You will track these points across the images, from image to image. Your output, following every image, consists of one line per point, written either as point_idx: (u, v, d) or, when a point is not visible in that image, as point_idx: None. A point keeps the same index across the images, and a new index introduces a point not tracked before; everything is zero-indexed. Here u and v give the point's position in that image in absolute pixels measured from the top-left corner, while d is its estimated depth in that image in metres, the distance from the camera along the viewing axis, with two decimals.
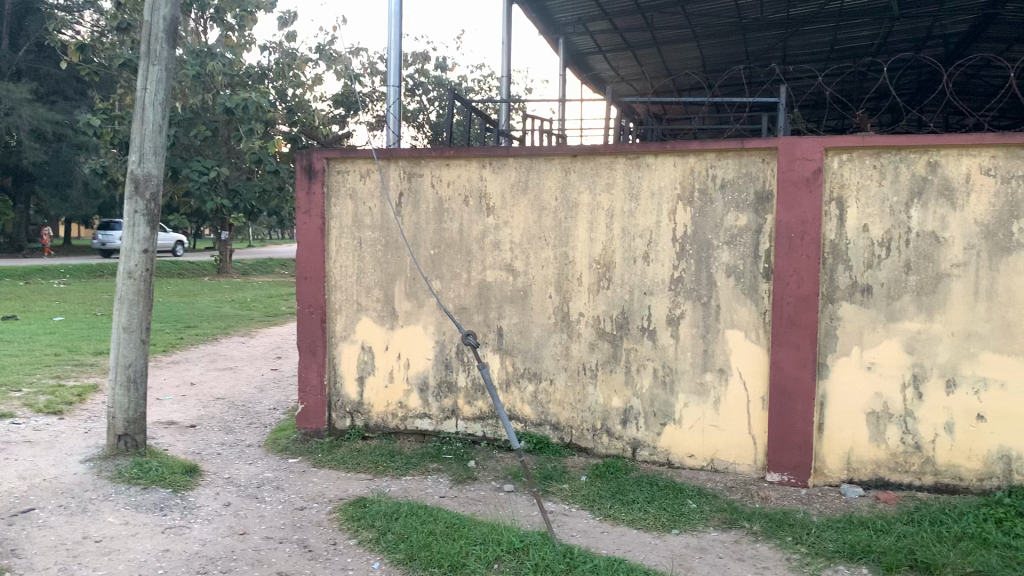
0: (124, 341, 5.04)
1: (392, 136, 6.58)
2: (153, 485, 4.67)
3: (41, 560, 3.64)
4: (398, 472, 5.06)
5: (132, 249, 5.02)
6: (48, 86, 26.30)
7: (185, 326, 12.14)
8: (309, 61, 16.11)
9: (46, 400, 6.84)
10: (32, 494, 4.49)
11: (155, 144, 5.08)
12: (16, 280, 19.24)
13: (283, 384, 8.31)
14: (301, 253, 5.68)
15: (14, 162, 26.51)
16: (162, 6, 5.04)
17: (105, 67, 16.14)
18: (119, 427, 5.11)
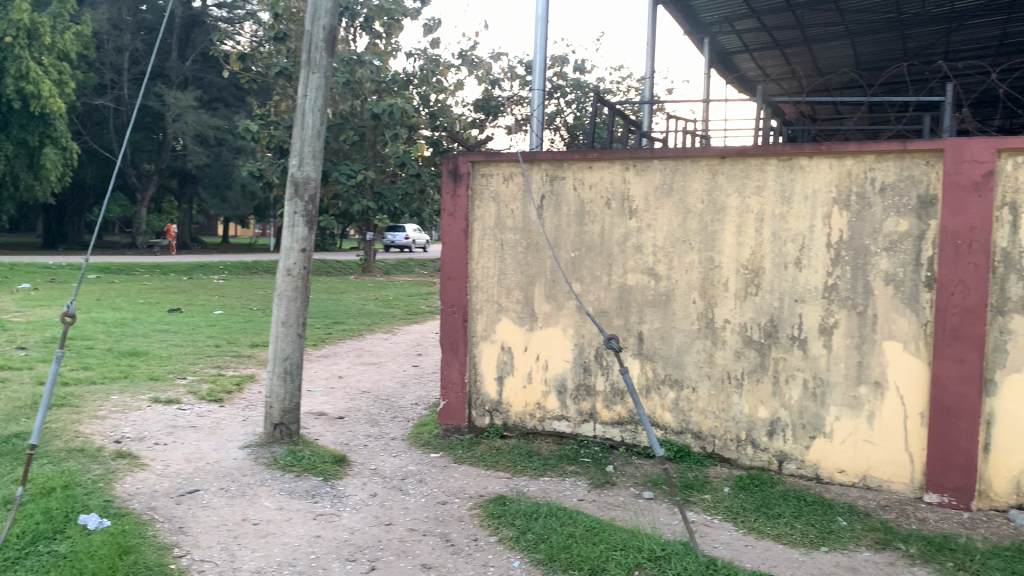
0: (282, 336, 5.31)
1: (536, 138, 6.62)
2: (306, 473, 4.90)
3: (205, 539, 3.88)
4: (535, 472, 5.10)
5: (291, 248, 5.28)
6: (211, 94, 28.14)
7: (333, 322, 12.67)
8: (452, 66, 16.54)
9: (209, 388, 7.31)
10: (197, 475, 4.80)
11: (314, 148, 5.32)
12: (180, 275, 20.65)
13: (424, 380, 8.50)
14: (446, 254, 5.83)
15: (181, 165, 28.50)
16: (323, 16, 5.30)
17: (262, 75, 17.11)
18: (275, 416, 5.38)
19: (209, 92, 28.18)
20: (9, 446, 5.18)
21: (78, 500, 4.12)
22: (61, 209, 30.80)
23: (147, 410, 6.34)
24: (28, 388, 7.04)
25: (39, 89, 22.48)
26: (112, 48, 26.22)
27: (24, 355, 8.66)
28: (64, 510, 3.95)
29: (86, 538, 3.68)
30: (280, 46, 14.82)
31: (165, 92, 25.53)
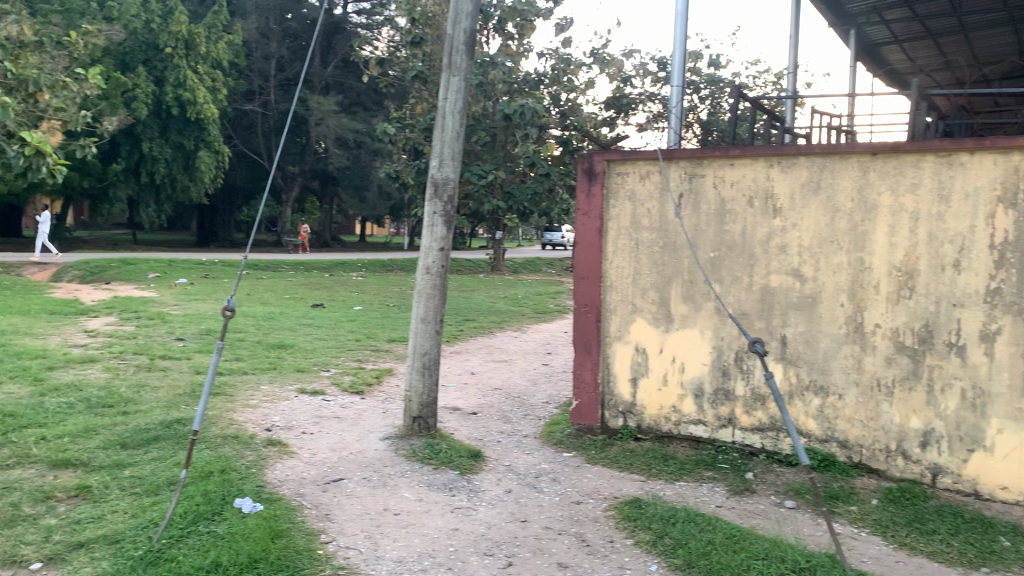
0: (421, 332, 5.44)
1: (674, 136, 6.52)
2: (443, 466, 5.00)
3: (349, 526, 4.02)
4: (671, 476, 5.02)
5: (430, 247, 5.40)
6: (351, 98, 29.20)
7: (465, 319, 12.91)
8: (584, 65, 16.56)
9: (350, 380, 7.60)
10: (341, 465, 4.98)
11: (453, 149, 5.42)
12: (321, 272, 21.56)
13: (555, 379, 8.55)
14: (581, 253, 5.82)
15: (322, 167, 29.74)
16: (464, 19, 5.40)
17: (398, 78, 17.61)
18: (414, 409, 5.51)
19: (349, 97, 29.26)
20: (172, 431, 5.55)
21: (234, 484, 4.36)
22: (213, 209, 32.69)
23: (294, 400, 6.64)
24: (186, 377, 7.51)
25: (195, 96, 23.95)
26: (260, 56, 27.58)
27: (183, 346, 9.24)
28: (222, 493, 4.19)
29: (242, 520, 3.89)
30: (416, 50, 15.22)
31: (309, 97, 26.71)
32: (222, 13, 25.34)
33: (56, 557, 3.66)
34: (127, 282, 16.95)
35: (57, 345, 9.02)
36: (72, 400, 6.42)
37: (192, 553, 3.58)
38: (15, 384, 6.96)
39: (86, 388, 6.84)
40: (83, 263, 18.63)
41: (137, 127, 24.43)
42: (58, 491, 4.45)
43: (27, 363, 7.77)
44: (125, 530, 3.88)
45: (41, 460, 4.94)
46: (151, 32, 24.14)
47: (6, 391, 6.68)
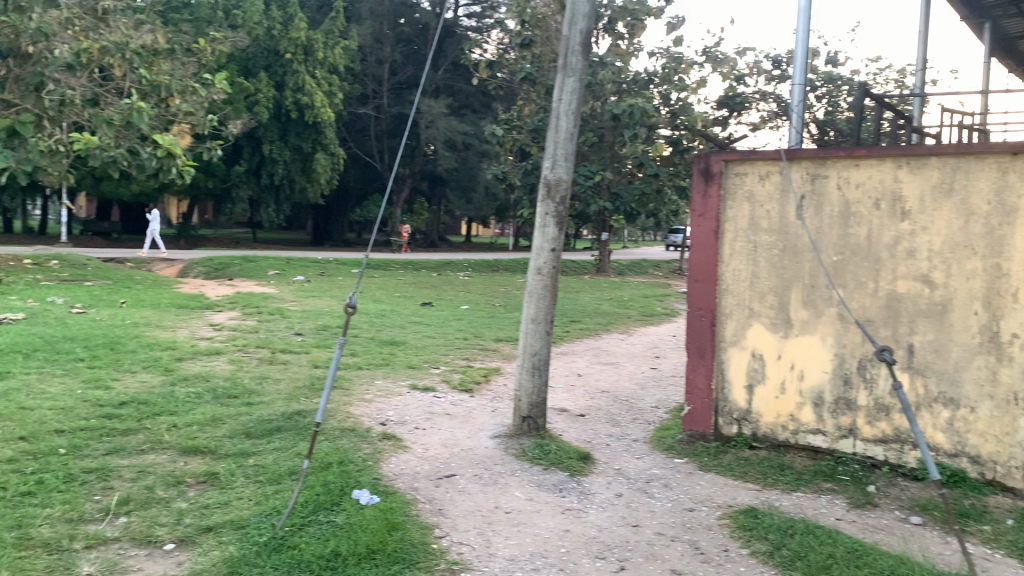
0: (531, 332, 5.46)
1: (795, 135, 6.34)
2: (553, 467, 5.00)
3: (462, 522, 4.08)
4: (787, 486, 4.88)
5: (542, 248, 5.42)
6: (460, 100, 29.64)
7: (570, 320, 12.92)
8: (695, 64, 16.35)
9: (459, 378, 7.71)
10: (453, 461, 5.06)
11: (567, 150, 5.42)
12: (428, 271, 21.96)
13: (664, 383, 8.42)
14: (696, 256, 5.73)
15: (432, 168, 30.28)
16: (580, 19, 5.40)
17: (507, 81, 17.81)
18: (524, 409, 5.53)
19: (458, 99, 29.71)
20: (292, 422, 5.76)
21: (351, 476, 4.49)
22: (328, 210, 33.77)
23: (407, 396, 6.79)
24: (304, 370, 7.78)
25: (313, 100, 24.71)
26: (374, 60, 28.31)
27: (300, 341, 9.58)
28: (340, 484, 4.33)
29: (359, 512, 4.00)
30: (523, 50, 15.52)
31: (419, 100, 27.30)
32: (338, 20, 26.17)
33: (188, 538, 3.86)
34: (247, 279, 17.71)
35: (186, 337, 9.50)
36: (200, 390, 6.75)
37: (312, 541, 3.71)
38: (148, 373, 7.37)
39: (213, 379, 7.19)
40: (208, 260, 19.56)
41: (258, 130, 25.47)
42: (188, 476, 4.68)
43: (159, 354, 8.21)
44: (250, 517, 4.05)
45: (172, 446, 5.21)
46: (272, 38, 25.12)
47: (140, 379, 7.10)
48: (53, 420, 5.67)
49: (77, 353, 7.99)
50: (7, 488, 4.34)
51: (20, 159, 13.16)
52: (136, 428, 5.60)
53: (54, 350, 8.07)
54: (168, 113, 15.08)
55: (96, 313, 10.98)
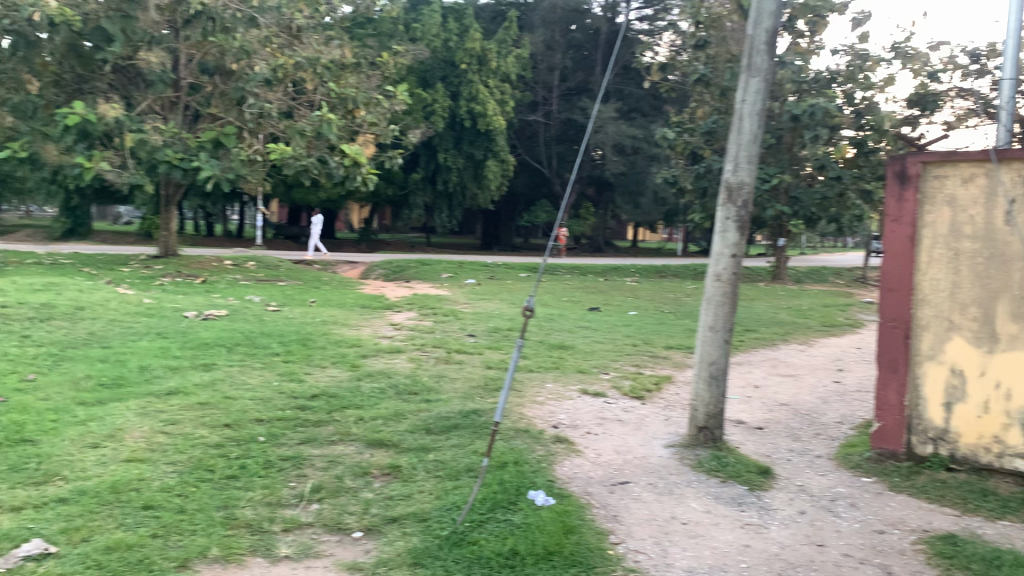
0: (709, 339, 5.33)
1: (1005, 134, 5.85)
2: (731, 480, 4.86)
3: (638, 530, 4.04)
4: (992, 513, 4.51)
5: (722, 253, 5.29)
6: (630, 104, 29.47)
7: (745, 330, 12.54)
8: (882, 60, 15.47)
9: (630, 385, 7.64)
10: (628, 468, 5.03)
11: (749, 152, 5.26)
12: (597, 276, 21.97)
13: (848, 398, 7.99)
14: (889, 264, 5.41)
15: (601, 174, 30.24)
16: (766, 17, 5.23)
17: (680, 83, 17.54)
18: (700, 419, 5.41)
19: (628, 103, 29.59)
20: (469, 420, 5.92)
21: (527, 476, 4.57)
22: (499, 215, 34.49)
23: (579, 400, 6.82)
24: (479, 370, 7.97)
25: (485, 109, 25.18)
26: (546, 68, 28.62)
27: (474, 342, 9.81)
28: (516, 484, 4.41)
29: (536, 512, 4.06)
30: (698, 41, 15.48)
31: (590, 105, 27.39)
32: (511, 29, 26.71)
33: (374, 528, 4.05)
34: (423, 281, 18.39)
35: (368, 335, 9.97)
36: (384, 385, 7.07)
37: (491, 539, 3.80)
38: (336, 368, 7.80)
39: (394, 375, 7.52)
40: (387, 262, 20.49)
41: (434, 138, 26.42)
42: (374, 467, 4.91)
43: (345, 351, 8.67)
44: (432, 510, 4.20)
45: (359, 439, 5.48)
46: (448, 50, 26.00)
47: (329, 374, 7.53)
48: (254, 409, 6.11)
49: (274, 348, 8.58)
50: (215, 471, 4.73)
51: (224, 168, 14.40)
52: (326, 419, 5.94)
53: (252, 345, 8.70)
54: (354, 124, 16.02)
55: (288, 311, 11.77)
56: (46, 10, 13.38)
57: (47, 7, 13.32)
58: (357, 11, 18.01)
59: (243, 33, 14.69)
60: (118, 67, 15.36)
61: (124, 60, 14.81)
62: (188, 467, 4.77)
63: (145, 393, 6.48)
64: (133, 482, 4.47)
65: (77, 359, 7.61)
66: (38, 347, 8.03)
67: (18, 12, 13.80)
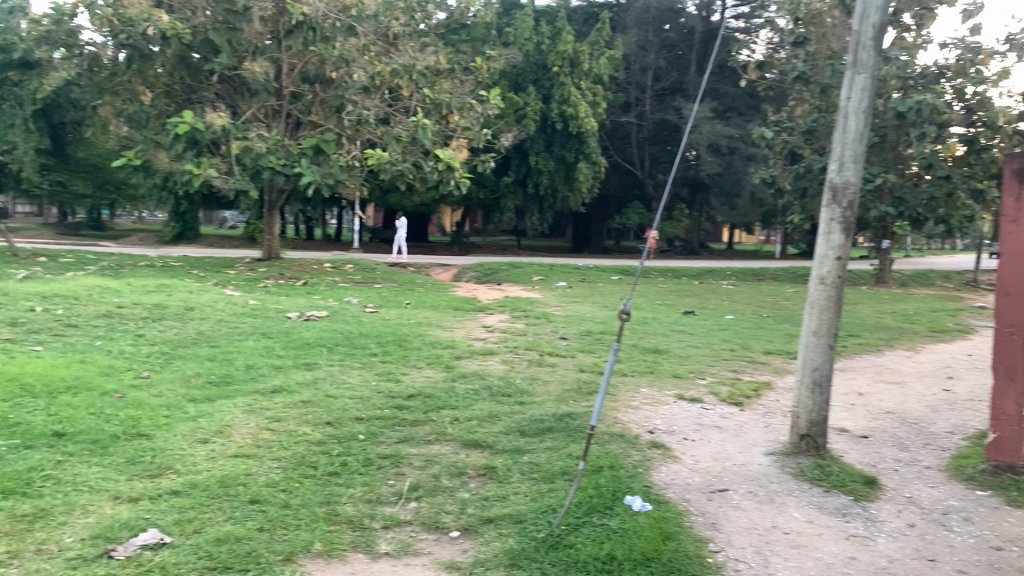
0: (812, 345, 5.18)
1: None
2: (835, 490, 4.71)
3: (737, 539, 3.96)
4: None
5: (826, 256, 5.13)
6: (726, 103, 28.95)
7: (847, 335, 12.14)
8: (996, 53, 14.78)
9: (727, 390, 7.49)
10: (726, 476, 4.93)
11: (855, 151, 5.10)
12: (692, 279, 21.64)
13: (959, 407, 7.63)
14: (1006, 266, 5.15)
15: (696, 175, 29.78)
16: (873, 12, 5.07)
17: (777, 81, 17.12)
18: (802, 427, 5.27)
19: (724, 102, 29.08)
20: (564, 423, 5.92)
21: (623, 481, 4.54)
22: (591, 218, 34.38)
23: (675, 405, 6.73)
24: (571, 374, 7.95)
25: (577, 111, 25.11)
26: (638, 68, 28.38)
27: (566, 345, 9.80)
28: (612, 488, 4.39)
29: (632, 518, 4.03)
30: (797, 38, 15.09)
31: (685, 106, 27.00)
32: (604, 30, 26.60)
33: (470, 528, 4.09)
34: (516, 283, 18.48)
35: (462, 337, 10.09)
36: (478, 387, 7.12)
37: (587, 542, 3.80)
38: (431, 369, 7.92)
39: (488, 377, 7.57)
40: (480, 265, 20.67)
41: (526, 141, 26.56)
42: (470, 468, 4.96)
43: (439, 352, 8.80)
44: (527, 512, 4.21)
45: (455, 439, 5.55)
46: (541, 53, 26.09)
47: (425, 375, 7.65)
48: (353, 408, 6.26)
49: (371, 349, 8.76)
50: (318, 468, 4.86)
51: (323, 174, 14.81)
52: (423, 419, 6.03)
53: (351, 345, 8.91)
54: (448, 129, 16.25)
55: (385, 312, 12.01)
56: (158, 24, 14.05)
57: (160, 22, 13.97)
58: (451, 17, 18.24)
59: (342, 41, 15.09)
60: (225, 78, 15.99)
61: (230, 70, 15.40)
62: (292, 463, 4.92)
63: (250, 391, 6.72)
64: (241, 477, 4.63)
65: (188, 357, 7.95)
66: (152, 346, 8.42)
67: (133, 27, 14.49)
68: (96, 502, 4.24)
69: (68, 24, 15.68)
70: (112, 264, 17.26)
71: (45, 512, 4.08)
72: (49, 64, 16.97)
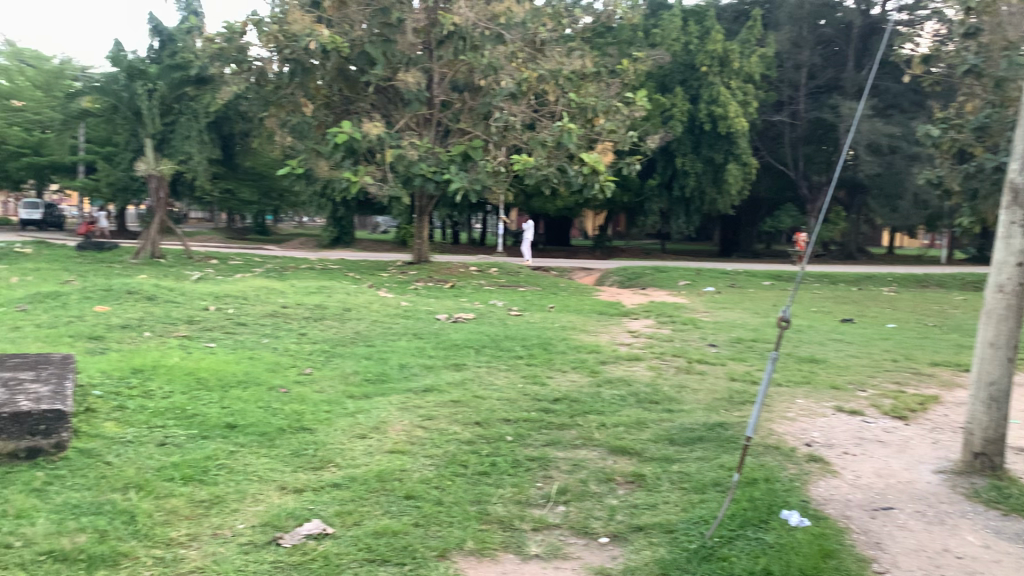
0: (989, 357, 4.84)
1: None
2: (1015, 514, 4.37)
3: (904, 561, 3.74)
4: None
5: (1004, 262, 4.78)
6: (887, 100, 27.52)
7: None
8: None
9: (890, 404, 7.08)
10: (890, 493, 4.67)
11: None
12: (849, 285, 20.64)
13: None
14: None
15: (854, 176, 28.42)
16: None
17: (945, 76, 16.12)
18: (976, 445, 4.92)
19: (885, 99, 27.65)
20: (715, 433, 5.78)
21: (780, 495, 4.39)
22: (740, 221, 33.46)
23: (833, 418, 6.43)
24: (721, 382, 7.74)
25: (726, 111, 24.48)
26: (792, 66, 27.35)
27: (716, 352, 9.56)
28: (767, 502, 4.26)
29: (789, 533, 3.89)
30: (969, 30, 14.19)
31: (842, 104, 25.82)
32: (755, 29, 25.82)
33: (620, 534, 4.07)
34: (662, 288, 18.23)
35: (607, 342, 10.04)
36: (624, 393, 7.07)
37: (742, 556, 3.71)
38: (576, 373, 7.92)
39: (635, 383, 7.48)
40: (624, 269, 20.52)
41: (673, 144, 26.18)
42: (618, 474, 4.93)
43: (585, 356, 8.79)
44: (678, 522, 4.15)
45: (602, 445, 5.54)
46: (689, 53, 25.73)
47: (572, 379, 7.67)
48: (501, 409, 6.35)
49: (518, 352, 8.86)
50: (468, 467, 4.96)
51: (471, 179, 15.13)
52: (569, 423, 6.04)
53: (498, 347, 9.06)
54: (594, 133, 16.24)
55: (529, 315, 12.12)
56: (319, 39, 14.78)
57: (321, 37, 14.69)
58: (598, 20, 18.21)
59: (490, 49, 15.32)
60: (380, 89, 16.63)
61: (385, 81, 16.01)
62: (444, 461, 5.05)
63: (402, 389, 6.94)
64: (396, 472, 4.80)
65: (346, 356, 8.31)
66: (313, 344, 8.87)
67: (296, 43, 15.31)
68: (264, 491, 4.50)
69: (238, 41, 16.73)
70: (275, 267, 18.29)
71: (219, 498, 4.36)
72: (221, 80, 18.19)
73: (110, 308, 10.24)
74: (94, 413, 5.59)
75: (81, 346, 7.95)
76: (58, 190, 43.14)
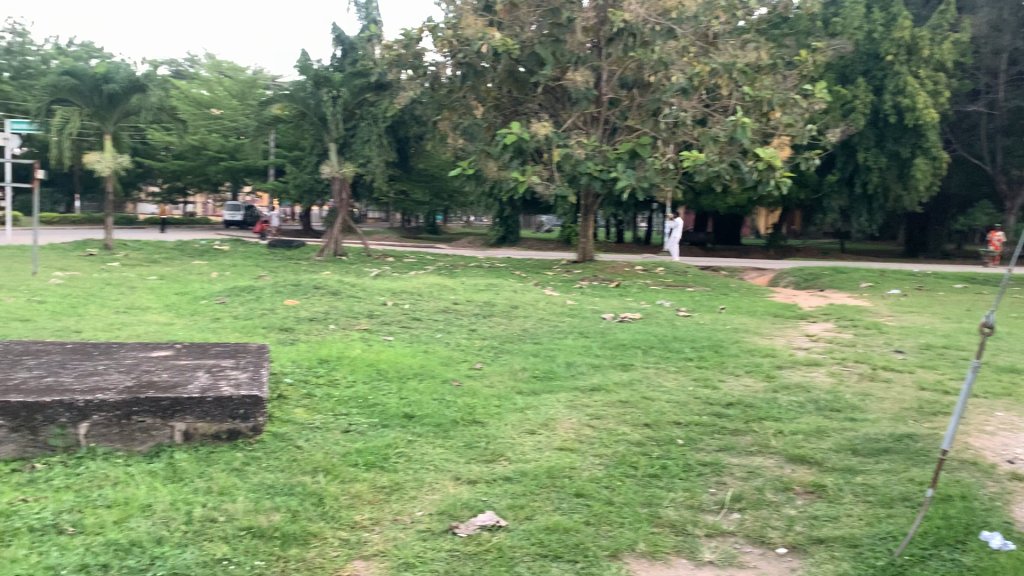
0: None
1: None
2: None
3: None
4: None
5: None
6: None
7: None
8: None
9: None
10: None
11: None
12: None
13: None
14: None
15: None
16: None
17: None
18: None
19: None
20: (903, 445, 5.43)
21: (978, 515, 4.07)
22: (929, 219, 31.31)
23: None
24: (910, 392, 7.24)
25: (914, 102, 22.94)
26: (990, 51, 25.19)
27: (902, 359, 8.98)
28: (964, 521, 3.96)
29: (991, 556, 3.60)
30: None
31: None
32: (948, 12, 23.97)
33: (799, 546, 3.90)
34: (841, 289, 17.34)
35: (783, 345, 9.66)
36: (803, 400, 6.77)
37: None
38: (751, 378, 7.67)
39: (814, 390, 7.15)
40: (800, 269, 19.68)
41: (854, 137, 24.86)
42: (797, 484, 4.73)
43: (759, 360, 8.50)
44: (863, 537, 3.93)
45: (779, 452, 5.33)
46: (873, 42, 24.29)
47: (745, 383, 7.43)
48: (671, 412, 6.27)
49: (688, 353, 8.69)
50: (638, 468, 4.92)
51: (640, 177, 14.99)
52: (744, 429, 5.86)
53: (667, 348, 8.93)
54: (769, 127, 15.67)
55: (700, 317, 11.87)
56: (491, 42, 15.10)
57: (492, 39, 15.00)
58: (774, 11, 17.51)
59: (661, 45, 15.06)
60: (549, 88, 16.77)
61: (554, 81, 16.13)
62: (614, 462, 5.02)
63: (571, 387, 6.98)
64: (566, 470, 4.82)
65: (515, 352, 8.45)
66: (484, 340, 9.07)
67: (469, 47, 15.70)
68: (440, 481, 4.64)
69: (415, 47, 17.38)
70: (448, 264, 18.88)
71: (399, 485, 4.55)
72: (399, 85, 18.96)
73: (299, 301, 10.93)
74: (286, 399, 5.98)
75: (274, 338, 8.52)
76: (251, 192, 46.51)
